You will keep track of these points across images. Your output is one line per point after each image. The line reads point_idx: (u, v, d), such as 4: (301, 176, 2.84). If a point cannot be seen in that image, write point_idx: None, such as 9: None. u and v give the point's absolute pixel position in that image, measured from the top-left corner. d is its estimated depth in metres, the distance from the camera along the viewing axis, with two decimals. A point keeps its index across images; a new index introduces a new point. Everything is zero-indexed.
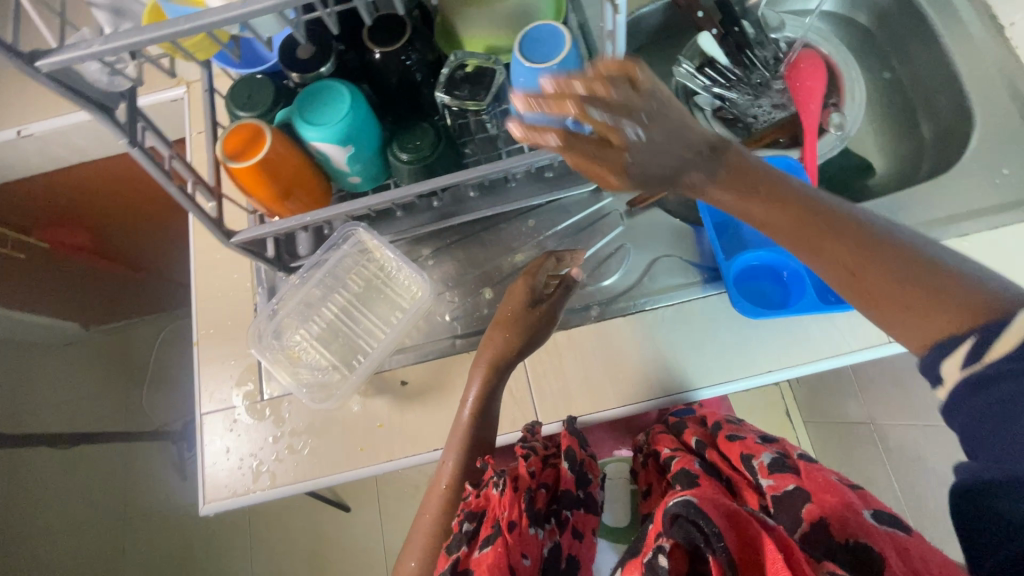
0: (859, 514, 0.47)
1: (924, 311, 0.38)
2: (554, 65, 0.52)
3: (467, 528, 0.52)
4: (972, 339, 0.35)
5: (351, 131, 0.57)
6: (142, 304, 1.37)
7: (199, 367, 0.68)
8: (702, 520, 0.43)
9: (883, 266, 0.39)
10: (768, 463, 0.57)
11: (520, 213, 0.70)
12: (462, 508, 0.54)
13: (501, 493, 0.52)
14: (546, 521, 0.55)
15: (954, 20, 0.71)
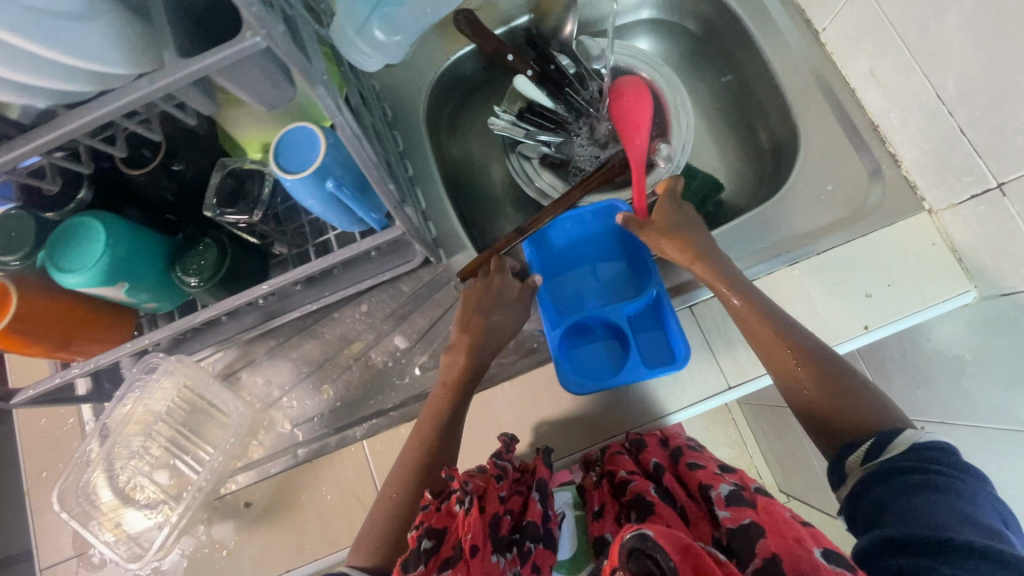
0: (811, 552, 0.41)
1: (853, 418, 0.50)
2: (312, 174, 0.48)
3: (425, 546, 0.48)
4: (873, 442, 0.47)
5: (118, 267, 0.51)
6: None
7: (32, 519, 0.63)
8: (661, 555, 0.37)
9: (819, 376, 0.53)
10: (725, 494, 0.50)
11: (351, 299, 0.66)
12: (421, 522, 0.50)
13: (466, 510, 0.49)
14: (506, 549, 0.50)
15: (771, 28, 0.68)
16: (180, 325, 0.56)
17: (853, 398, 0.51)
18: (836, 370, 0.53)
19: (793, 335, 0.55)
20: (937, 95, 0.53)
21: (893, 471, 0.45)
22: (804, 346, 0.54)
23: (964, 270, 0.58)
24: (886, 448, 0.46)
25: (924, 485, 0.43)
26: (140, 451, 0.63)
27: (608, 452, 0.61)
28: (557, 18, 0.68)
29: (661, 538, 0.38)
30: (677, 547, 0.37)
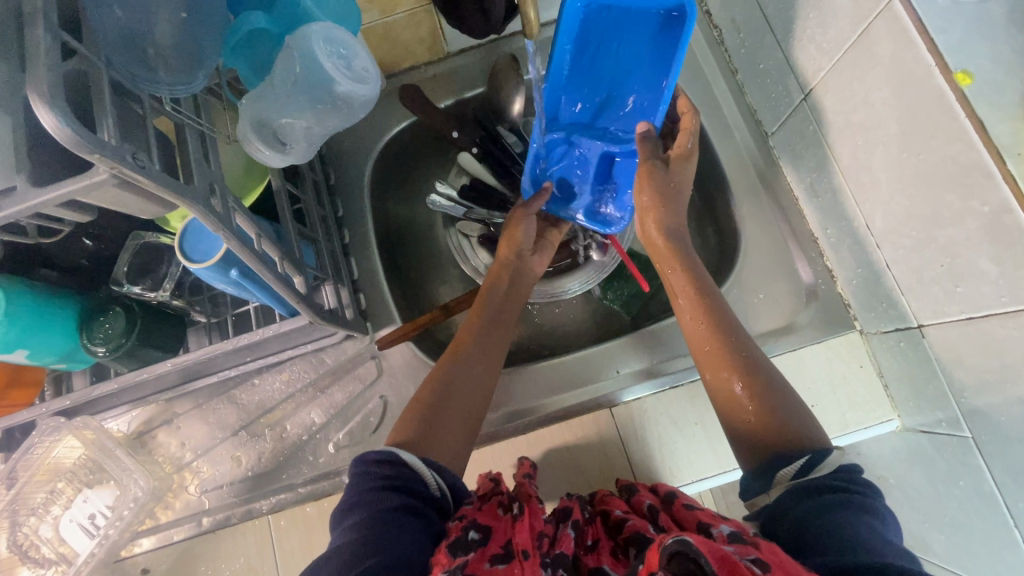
0: None
1: (767, 424, 0.47)
2: (214, 262, 0.47)
3: (473, 537, 0.41)
4: (804, 458, 0.43)
5: (17, 333, 0.50)
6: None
7: None
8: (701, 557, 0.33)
9: (760, 385, 0.49)
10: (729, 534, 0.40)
11: (271, 367, 0.65)
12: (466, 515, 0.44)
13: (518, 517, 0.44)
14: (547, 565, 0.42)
15: (721, 123, 0.67)
16: (82, 394, 0.56)
17: (767, 394, 0.49)
18: (764, 377, 0.50)
19: (734, 342, 0.52)
20: (867, 225, 0.52)
21: (815, 486, 0.41)
22: (743, 363, 0.51)
23: (889, 397, 0.57)
24: (813, 468, 0.43)
25: (850, 505, 0.40)
26: (41, 508, 0.63)
27: (597, 495, 0.56)
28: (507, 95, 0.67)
29: (705, 545, 0.34)
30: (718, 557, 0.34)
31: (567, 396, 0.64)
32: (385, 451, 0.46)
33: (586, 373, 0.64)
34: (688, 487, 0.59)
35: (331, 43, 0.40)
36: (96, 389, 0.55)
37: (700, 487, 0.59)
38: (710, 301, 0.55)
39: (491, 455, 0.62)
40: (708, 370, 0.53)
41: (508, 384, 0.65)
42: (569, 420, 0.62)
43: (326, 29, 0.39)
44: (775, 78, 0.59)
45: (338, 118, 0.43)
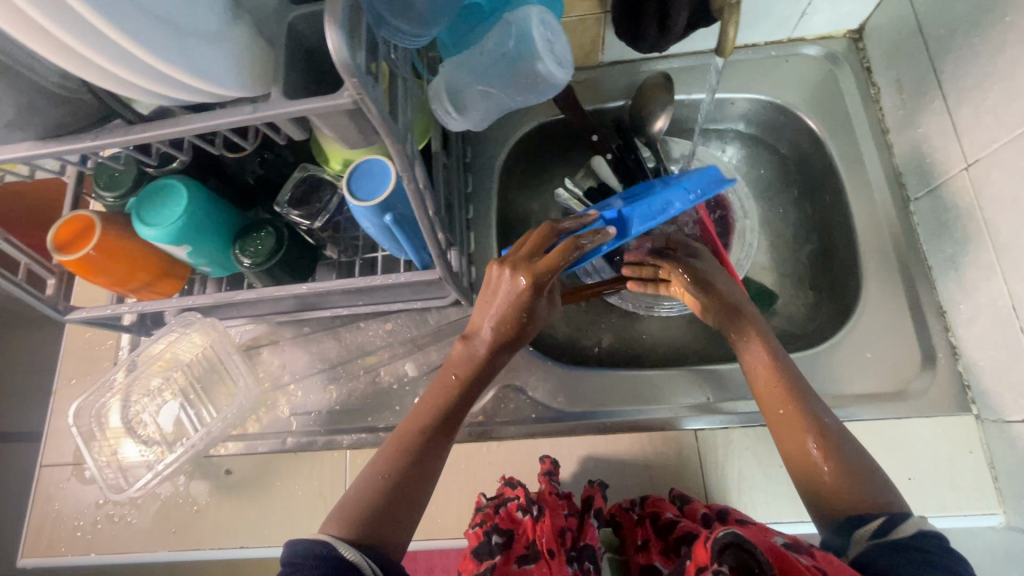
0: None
1: (850, 482, 0.46)
2: (377, 203, 0.52)
3: (496, 541, 0.53)
4: (881, 519, 0.42)
5: (187, 229, 0.56)
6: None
7: (51, 417, 0.70)
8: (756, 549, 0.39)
9: (833, 453, 0.47)
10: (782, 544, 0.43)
11: (378, 315, 0.70)
12: (486, 520, 0.55)
13: (534, 518, 0.54)
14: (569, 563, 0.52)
15: (861, 178, 0.67)
16: (214, 298, 0.61)
17: (844, 457, 0.47)
18: (841, 444, 0.48)
19: (803, 397, 0.51)
20: (1013, 306, 0.51)
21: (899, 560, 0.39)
22: (813, 411, 0.50)
23: (997, 489, 0.54)
24: (892, 528, 0.41)
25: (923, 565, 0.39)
26: (157, 389, 0.69)
27: (648, 497, 0.58)
28: (651, 111, 0.70)
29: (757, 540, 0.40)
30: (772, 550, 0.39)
31: (652, 410, 0.64)
32: (318, 542, 0.44)
33: (673, 391, 0.64)
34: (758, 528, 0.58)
35: (544, 26, 0.43)
36: (237, 295, 0.60)
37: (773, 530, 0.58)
38: (795, 388, 0.52)
39: (568, 446, 0.63)
40: (779, 431, 0.51)
41: (595, 383, 0.66)
42: (649, 433, 0.62)
43: (543, 13, 0.43)
44: (935, 144, 0.59)
45: (526, 96, 0.47)
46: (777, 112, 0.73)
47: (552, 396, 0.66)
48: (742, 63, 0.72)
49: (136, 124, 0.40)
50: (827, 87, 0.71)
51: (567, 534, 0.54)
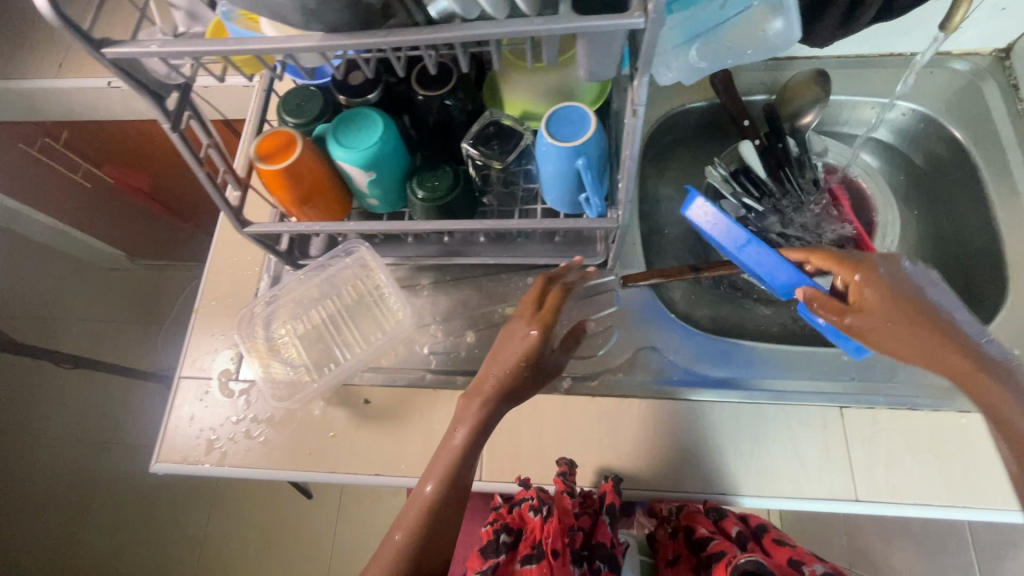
0: None
1: None
2: (575, 145, 0.55)
3: (504, 539, 0.65)
4: None
5: (378, 155, 0.59)
6: (194, 239, 1.59)
7: (192, 332, 0.72)
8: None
9: None
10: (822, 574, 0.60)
11: (522, 269, 0.72)
12: (501, 520, 0.66)
13: (542, 520, 0.62)
14: (579, 561, 0.65)
15: (1009, 186, 0.69)
16: (388, 225, 0.63)
17: None
18: None
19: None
20: None
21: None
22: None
23: None
24: None
25: None
26: (309, 309, 0.71)
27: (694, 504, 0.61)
28: (801, 106, 0.73)
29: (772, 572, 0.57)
30: None
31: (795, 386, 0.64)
32: None
33: (816, 370, 0.65)
34: (903, 509, 0.58)
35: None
36: (409, 224, 0.61)
37: (919, 513, 0.57)
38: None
39: (710, 413, 0.64)
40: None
41: (736, 354, 0.66)
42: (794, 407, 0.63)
43: None
44: None
45: (753, 50, 0.50)
46: (919, 120, 0.76)
47: (690, 363, 0.67)
48: (891, 70, 0.75)
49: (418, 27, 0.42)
50: (974, 100, 0.73)
51: (576, 536, 0.65)
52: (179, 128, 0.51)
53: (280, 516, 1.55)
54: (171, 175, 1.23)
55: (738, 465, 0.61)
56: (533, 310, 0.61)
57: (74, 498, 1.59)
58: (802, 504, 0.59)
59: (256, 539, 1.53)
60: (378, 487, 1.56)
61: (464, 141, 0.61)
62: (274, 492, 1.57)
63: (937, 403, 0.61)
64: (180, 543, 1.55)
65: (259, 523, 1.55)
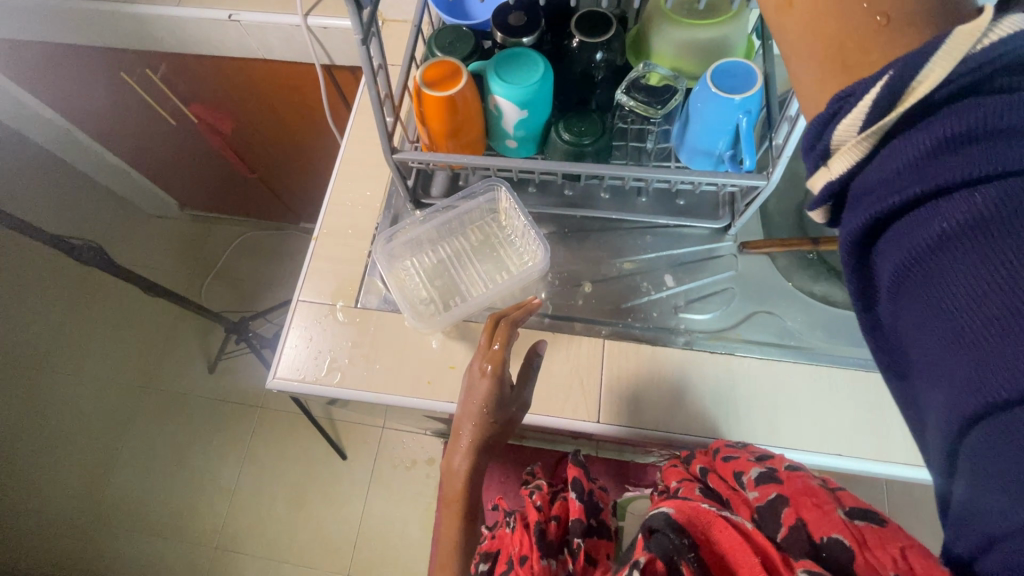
0: (830, 510, 0.45)
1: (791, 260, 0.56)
2: (737, 99, 0.57)
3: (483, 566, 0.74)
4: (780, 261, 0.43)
5: (535, 95, 0.61)
6: (254, 193, 1.60)
7: (310, 259, 0.73)
8: (672, 530, 0.47)
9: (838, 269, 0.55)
10: (755, 476, 0.52)
11: (640, 227, 0.74)
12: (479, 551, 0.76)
13: (512, 531, 0.74)
14: (560, 552, 0.71)
15: None
16: (534, 164, 0.64)
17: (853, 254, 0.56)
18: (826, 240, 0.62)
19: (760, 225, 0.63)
20: None
21: (905, 126, 0.29)
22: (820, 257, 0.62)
23: None
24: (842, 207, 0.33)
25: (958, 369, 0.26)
26: (433, 246, 0.73)
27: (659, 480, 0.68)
28: None
29: (677, 516, 0.48)
30: (694, 524, 0.47)
31: None
32: None
33: None
34: None
35: None
36: (559, 164, 0.63)
37: None
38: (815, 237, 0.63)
39: (827, 378, 0.65)
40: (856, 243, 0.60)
41: (847, 326, 0.69)
42: None
43: None
44: None
45: None
46: None
47: (804, 331, 0.68)
48: None
49: None
50: None
51: (549, 529, 0.73)
52: (367, 42, 0.53)
53: (312, 474, 1.55)
54: (254, 122, 1.24)
55: (852, 428, 0.63)
56: (484, 345, 0.61)
57: (108, 437, 1.59)
58: (917, 471, 0.61)
59: (286, 495, 1.53)
60: (412, 454, 1.56)
61: (618, 92, 0.63)
62: (308, 447, 1.58)
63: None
64: (211, 491, 1.55)
65: (290, 479, 1.55)
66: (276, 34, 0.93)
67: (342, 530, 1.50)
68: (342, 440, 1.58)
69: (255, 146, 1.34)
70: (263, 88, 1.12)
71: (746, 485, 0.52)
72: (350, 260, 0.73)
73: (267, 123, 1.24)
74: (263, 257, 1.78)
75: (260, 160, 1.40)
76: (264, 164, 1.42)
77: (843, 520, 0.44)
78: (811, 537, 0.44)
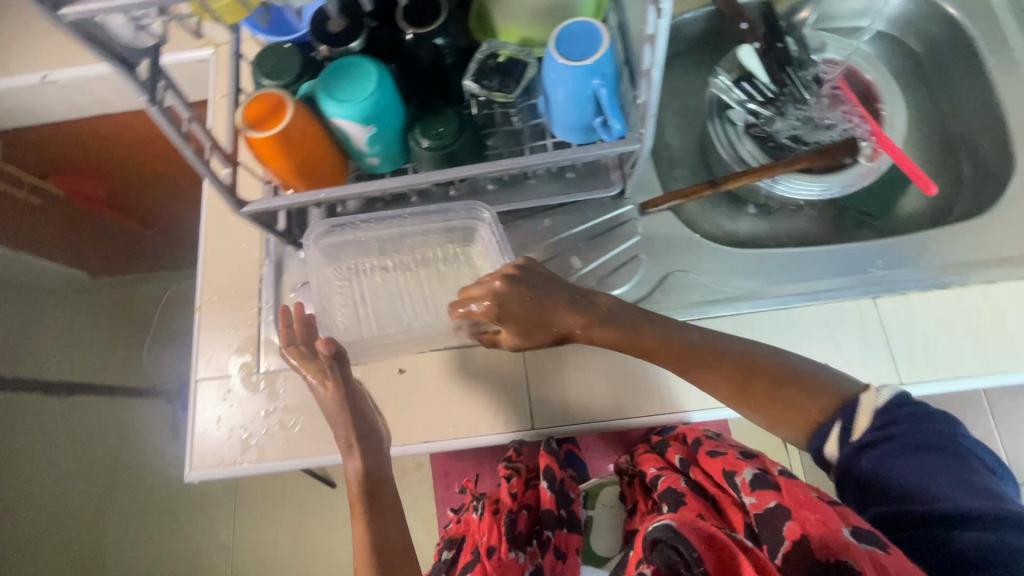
0: (838, 531, 0.42)
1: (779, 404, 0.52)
2: (587, 65, 0.52)
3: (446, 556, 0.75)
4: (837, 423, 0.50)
5: (376, 108, 0.55)
6: (160, 242, 1.49)
7: (199, 331, 0.68)
8: (683, 544, 0.41)
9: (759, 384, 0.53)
10: (751, 480, 0.56)
11: (537, 212, 0.70)
12: (445, 538, 0.78)
13: (481, 517, 0.71)
14: (528, 544, 0.70)
15: (1006, 58, 0.68)
16: (396, 182, 0.59)
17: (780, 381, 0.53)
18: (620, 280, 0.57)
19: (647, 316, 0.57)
20: None
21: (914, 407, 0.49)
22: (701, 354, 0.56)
23: None
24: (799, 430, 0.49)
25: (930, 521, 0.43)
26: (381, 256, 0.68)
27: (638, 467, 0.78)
28: (793, 4, 0.71)
29: (682, 527, 0.42)
30: (701, 536, 0.42)
31: (826, 289, 0.64)
32: None
33: (842, 265, 0.65)
34: (943, 385, 0.59)
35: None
36: (422, 178, 0.57)
37: (963, 384, 0.59)
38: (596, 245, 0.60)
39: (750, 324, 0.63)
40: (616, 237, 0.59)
41: (760, 264, 0.66)
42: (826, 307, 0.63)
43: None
44: None
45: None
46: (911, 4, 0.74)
47: (720, 282, 0.66)
48: None
49: None
50: None
51: (524, 516, 0.72)
52: (157, 101, 0.46)
53: (308, 508, 1.54)
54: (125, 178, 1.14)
55: None
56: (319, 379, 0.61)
57: None
58: None
59: (284, 536, 1.51)
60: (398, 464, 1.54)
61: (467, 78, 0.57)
62: (293, 485, 1.55)
63: (963, 280, 0.62)
64: (208, 552, 1.52)
65: (283, 520, 1.53)
66: (103, 85, 0.83)
67: (351, 554, 1.49)
68: (325, 469, 1.54)
69: (139, 200, 1.23)
70: (118, 142, 1.01)
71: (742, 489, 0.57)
72: (242, 323, 0.68)
73: (140, 176, 1.14)
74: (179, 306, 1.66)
75: (149, 212, 1.29)
76: (156, 215, 1.31)
77: (851, 545, 0.40)
78: (814, 554, 0.42)
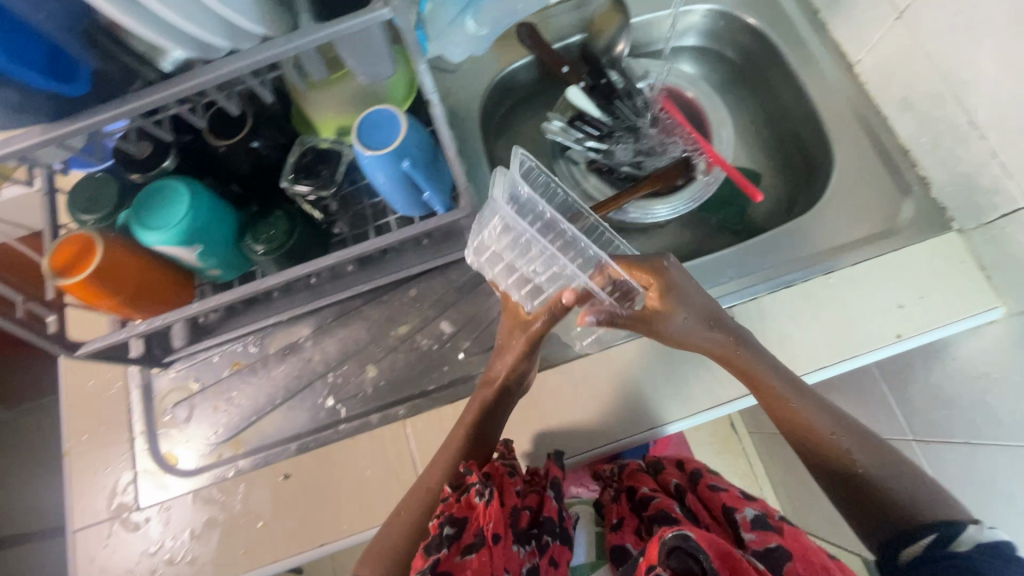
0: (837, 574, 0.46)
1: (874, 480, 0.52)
2: (393, 152, 0.52)
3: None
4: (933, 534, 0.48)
5: (196, 227, 0.54)
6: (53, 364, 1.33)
7: (72, 475, 0.65)
8: (699, 552, 0.43)
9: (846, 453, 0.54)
10: (751, 517, 0.54)
11: (401, 283, 0.70)
12: (442, 510, 0.53)
13: (486, 502, 0.52)
14: (527, 541, 0.55)
15: (808, 58, 0.73)
16: (234, 292, 0.58)
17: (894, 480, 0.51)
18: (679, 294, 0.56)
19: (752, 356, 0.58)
20: (969, 121, 0.58)
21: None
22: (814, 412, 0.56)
23: (992, 287, 0.62)
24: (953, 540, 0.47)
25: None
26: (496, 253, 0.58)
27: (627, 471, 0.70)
28: (611, 36, 0.73)
29: (703, 541, 0.44)
30: (718, 549, 0.44)
31: None
32: None
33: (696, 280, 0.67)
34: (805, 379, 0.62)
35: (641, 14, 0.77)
36: (256, 286, 0.56)
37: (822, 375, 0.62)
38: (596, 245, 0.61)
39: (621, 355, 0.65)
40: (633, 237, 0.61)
41: None
42: None
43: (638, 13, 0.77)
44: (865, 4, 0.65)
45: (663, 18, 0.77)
46: (719, 20, 0.78)
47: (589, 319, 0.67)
48: None
49: (159, 84, 0.38)
50: None
51: (523, 514, 0.56)
52: None
53: None
54: None
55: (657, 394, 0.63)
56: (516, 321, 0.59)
57: None
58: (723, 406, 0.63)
59: None
60: None
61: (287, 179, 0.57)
62: None
63: (806, 276, 0.65)
64: None
65: None
66: None
67: None
68: None
69: None
70: None
71: (741, 524, 0.55)
72: (115, 458, 0.65)
73: None
74: (34, 437, 1.25)
75: None
76: None
77: None
78: None
